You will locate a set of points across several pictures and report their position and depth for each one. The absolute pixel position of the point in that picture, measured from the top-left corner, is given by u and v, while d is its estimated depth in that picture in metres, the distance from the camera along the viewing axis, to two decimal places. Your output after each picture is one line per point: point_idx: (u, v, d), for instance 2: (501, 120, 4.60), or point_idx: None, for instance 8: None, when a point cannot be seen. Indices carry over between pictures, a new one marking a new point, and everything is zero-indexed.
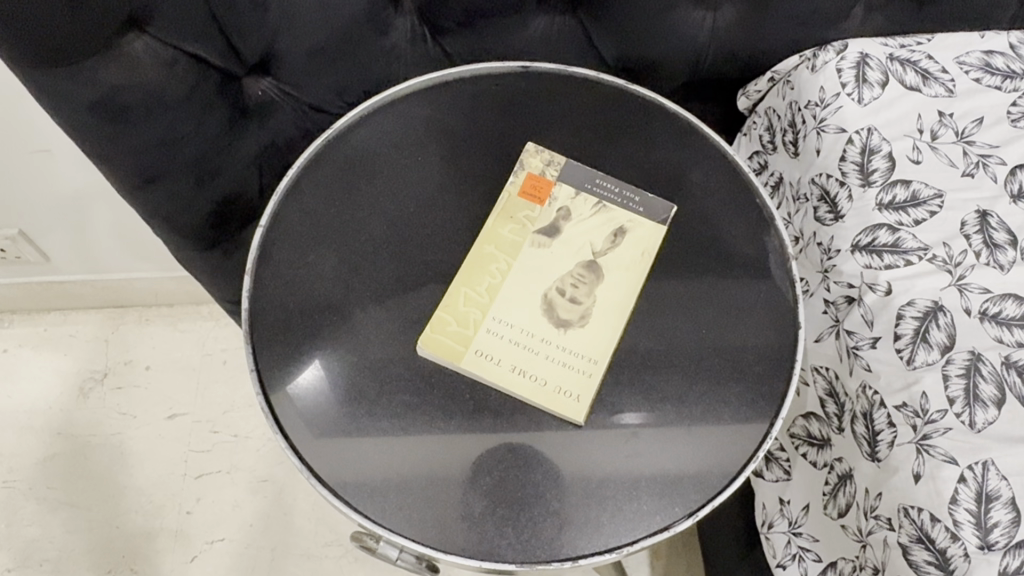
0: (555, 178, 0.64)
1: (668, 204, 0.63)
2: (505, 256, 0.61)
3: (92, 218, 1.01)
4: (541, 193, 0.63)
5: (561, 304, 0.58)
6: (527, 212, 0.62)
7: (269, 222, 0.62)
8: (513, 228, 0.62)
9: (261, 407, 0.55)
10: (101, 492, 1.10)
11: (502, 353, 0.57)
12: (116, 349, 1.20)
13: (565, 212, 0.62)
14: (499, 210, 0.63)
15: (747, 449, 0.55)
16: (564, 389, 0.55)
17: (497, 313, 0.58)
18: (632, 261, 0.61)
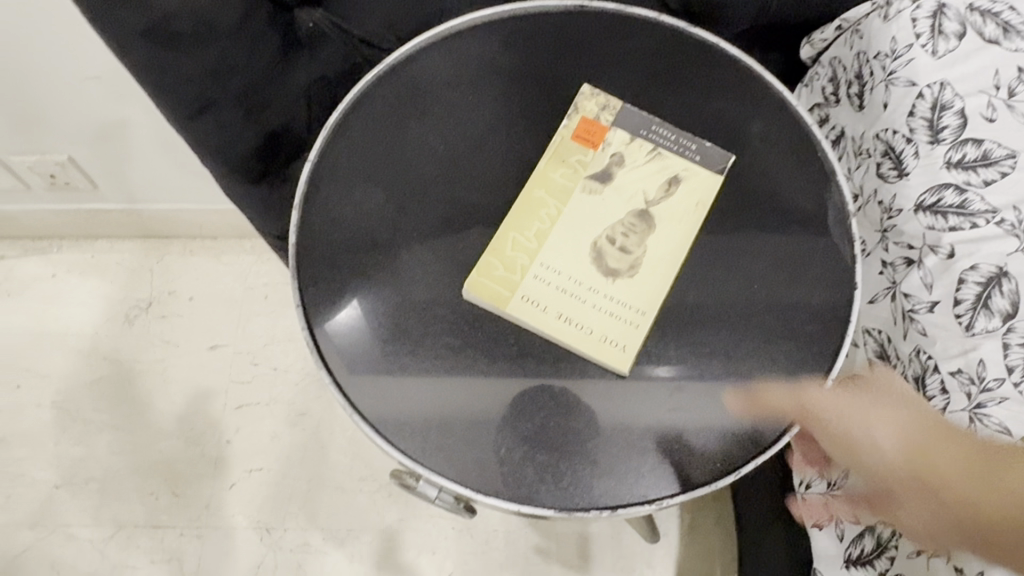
0: (609, 122, 0.62)
1: (726, 154, 0.61)
2: (555, 201, 0.59)
3: (138, 146, 1.02)
4: (595, 137, 0.62)
5: (611, 254, 0.57)
6: (579, 156, 0.61)
7: (317, 157, 0.61)
8: (564, 173, 0.60)
9: (306, 342, 0.55)
10: (145, 417, 1.13)
11: (549, 301, 0.56)
12: (160, 278, 1.22)
13: (619, 158, 0.61)
14: (550, 153, 0.61)
15: (793, 408, 0.54)
16: (610, 338, 0.55)
17: (545, 260, 0.57)
18: (685, 211, 0.59)
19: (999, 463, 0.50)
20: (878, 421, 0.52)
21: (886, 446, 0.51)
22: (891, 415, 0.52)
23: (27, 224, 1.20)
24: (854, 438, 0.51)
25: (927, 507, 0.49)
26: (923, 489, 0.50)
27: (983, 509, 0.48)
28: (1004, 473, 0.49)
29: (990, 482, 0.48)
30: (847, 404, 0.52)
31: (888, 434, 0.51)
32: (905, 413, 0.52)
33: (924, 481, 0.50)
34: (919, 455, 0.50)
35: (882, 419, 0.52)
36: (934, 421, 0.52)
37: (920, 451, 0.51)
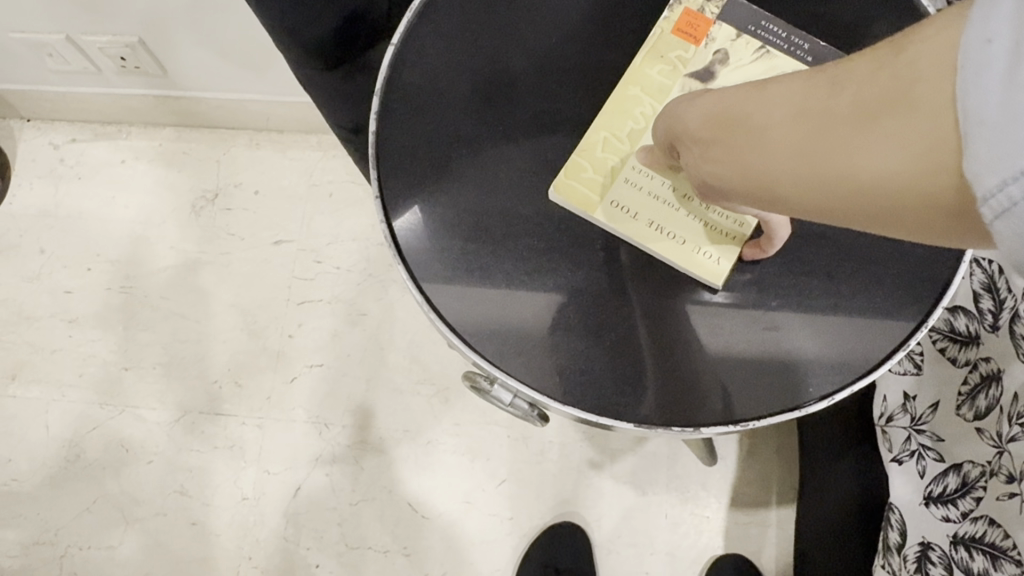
0: (714, 16, 0.57)
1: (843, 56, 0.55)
2: (651, 99, 0.55)
3: (207, 31, 0.99)
4: (696, 32, 0.56)
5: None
6: (679, 53, 0.56)
7: (401, 40, 0.58)
8: (662, 69, 0.55)
9: (384, 236, 0.53)
10: (210, 307, 1.14)
11: (640, 206, 0.52)
12: (226, 170, 1.21)
13: (722, 55, 0.55)
14: (647, 49, 0.56)
15: (895, 337, 0.50)
16: (703, 247, 0.51)
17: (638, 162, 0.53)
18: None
19: (801, 139, 0.30)
20: (682, 98, 0.43)
21: (674, 134, 0.42)
22: (694, 101, 0.41)
23: (97, 107, 1.20)
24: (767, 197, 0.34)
25: (706, 191, 0.40)
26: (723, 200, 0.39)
27: (742, 183, 0.35)
28: (724, 145, 0.36)
29: (734, 148, 0.35)
30: (663, 119, 0.44)
31: (670, 113, 0.43)
32: (690, 110, 0.41)
33: (699, 171, 0.39)
34: (687, 125, 0.40)
35: (680, 101, 0.43)
36: (726, 91, 0.37)
37: (686, 138, 0.40)
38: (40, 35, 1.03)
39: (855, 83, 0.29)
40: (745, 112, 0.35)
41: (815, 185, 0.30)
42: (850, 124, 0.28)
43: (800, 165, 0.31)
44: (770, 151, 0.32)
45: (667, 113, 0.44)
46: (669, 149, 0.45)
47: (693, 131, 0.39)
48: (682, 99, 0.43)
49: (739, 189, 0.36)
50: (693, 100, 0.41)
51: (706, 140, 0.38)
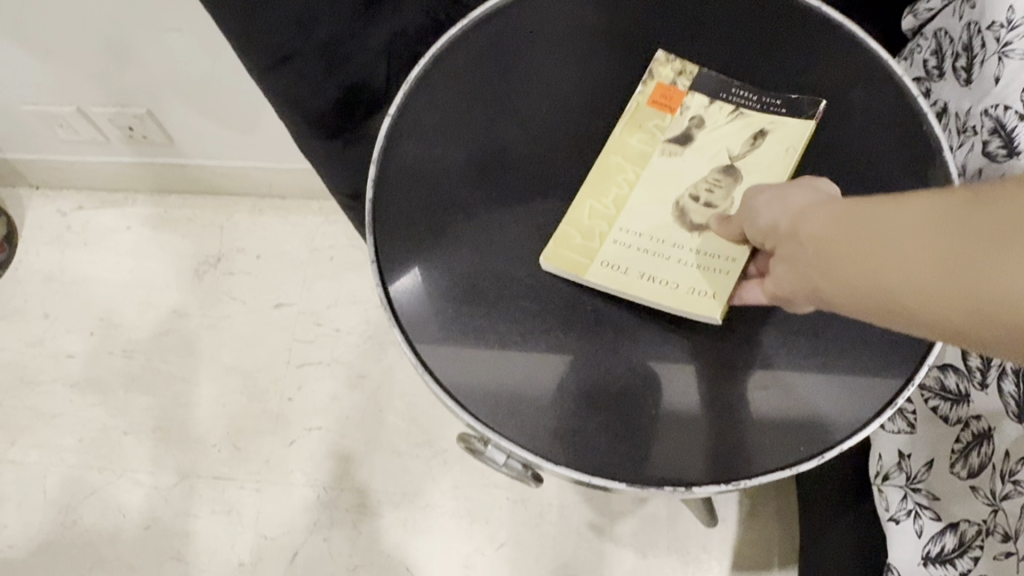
0: (687, 87, 0.60)
1: (815, 101, 0.58)
2: (632, 166, 0.57)
3: (213, 101, 1.02)
4: (672, 101, 0.59)
5: (694, 209, 0.55)
6: (657, 121, 0.59)
7: (398, 112, 0.60)
8: (642, 138, 0.58)
9: (380, 299, 0.54)
10: (210, 370, 1.15)
11: (630, 262, 0.54)
12: (229, 235, 1.23)
13: (699, 120, 0.58)
14: (626, 120, 0.59)
15: (883, 395, 0.51)
16: (699, 288, 0.53)
17: (624, 224, 0.55)
18: (776, 157, 0.56)
19: (928, 252, 0.33)
20: (792, 195, 0.44)
21: (779, 228, 0.43)
22: (813, 202, 0.42)
23: (104, 175, 1.23)
24: (859, 303, 0.37)
25: (806, 294, 0.41)
26: (823, 306, 0.40)
27: (864, 288, 0.36)
28: (845, 249, 0.37)
29: (867, 251, 0.36)
30: (764, 205, 0.45)
31: (777, 204, 0.44)
32: (804, 210, 0.42)
33: (805, 269, 0.40)
34: (799, 219, 0.41)
35: (790, 197, 0.44)
36: (850, 198, 0.39)
37: (792, 233, 0.41)
38: (52, 107, 1.06)
39: (1023, 212, 0.31)
40: (853, 223, 0.37)
41: (933, 297, 0.33)
42: (990, 245, 0.31)
43: (924, 277, 0.33)
44: (884, 261, 0.35)
45: (771, 204, 0.45)
46: (758, 237, 0.46)
47: (806, 229, 0.40)
48: (797, 196, 0.44)
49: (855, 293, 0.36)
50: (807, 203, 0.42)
51: (822, 239, 0.38)
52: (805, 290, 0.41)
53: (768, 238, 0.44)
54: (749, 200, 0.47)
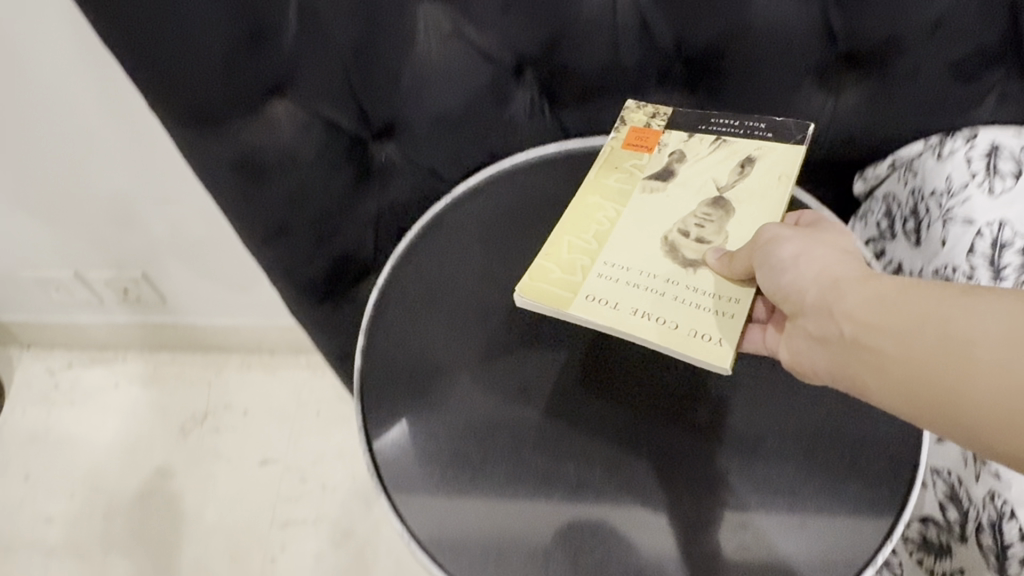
0: (661, 127, 0.66)
1: (802, 124, 0.62)
2: (610, 203, 0.63)
3: (208, 263, 1.06)
4: (649, 141, 0.66)
5: (685, 244, 0.59)
6: (633, 161, 0.65)
7: (385, 284, 0.64)
8: (619, 178, 0.64)
9: (366, 463, 0.56)
10: (192, 530, 1.12)
11: (618, 298, 0.56)
12: (217, 391, 1.24)
13: (678, 155, 0.64)
14: (602, 161, 0.65)
15: (864, 551, 0.52)
16: (697, 332, 0.53)
17: (608, 259, 0.59)
18: (766, 183, 0.60)
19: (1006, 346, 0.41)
20: (817, 260, 0.52)
21: (808, 297, 0.51)
22: (851, 276, 0.50)
23: (96, 335, 1.25)
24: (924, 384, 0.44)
25: (829, 360, 0.50)
26: (841, 374, 0.49)
27: (896, 375, 0.45)
28: (920, 338, 0.44)
29: (908, 341, 0.45)
30: (794, 264, 0.52)
31: (811, 268, 0.51)
32: (840, 281, 0.50)
33: (839, 342, 0.49)
34: (836, 289, 0.49)
35: (823, 265, 0.51)
36: (903, 289, 0.47)
37: (830, 308, 0.49)
38: (51, 272, 1.10)
39: None
40: (918, 312, 0.45)
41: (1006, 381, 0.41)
42: None
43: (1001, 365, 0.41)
44: (964, 350, 0.42)
45: (803, 263, 0.52)
46: (778, 295, 0.53)
47: (849, 307, 0.48)
48: (824, 261, 0.51)
49: (888, 376, 0.46)
50: (839, 271, 0.50)
51: (868, 323, 0.47)
52: (829, 357, 0.50)
53: (797, 300, 0.51)
54: (774, 251, 0.53)
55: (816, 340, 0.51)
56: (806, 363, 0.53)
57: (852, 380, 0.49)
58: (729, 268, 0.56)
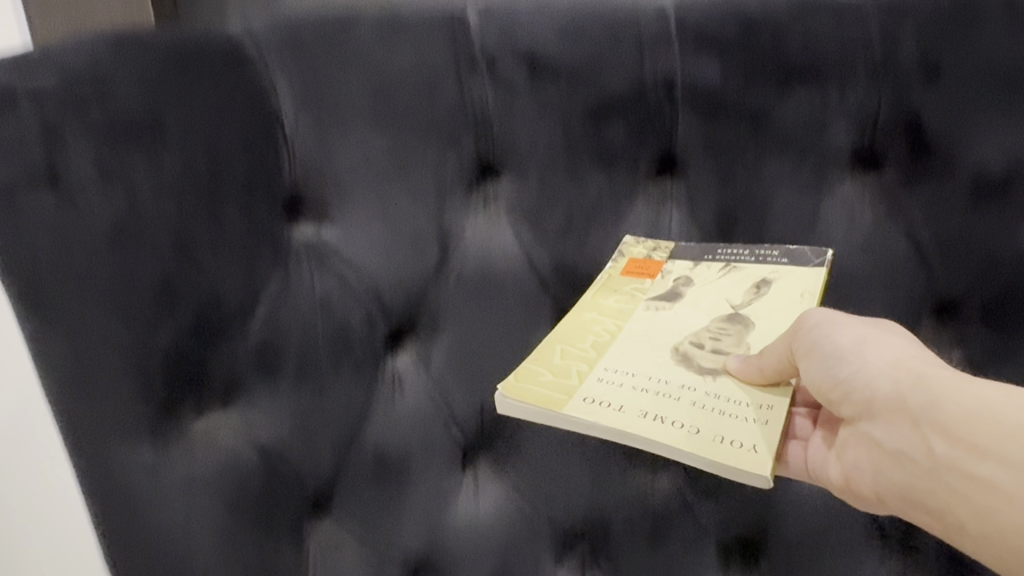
0: (664, 258, 0.61)
1: (819, 249, 0.57)
2: (608, 319, 0.58)
3: None
4: (650, 270, 0.60)
5: (698, 354, 0.55)
6: (635, 284, 0.60)
7: None
8: (618, 299, 0.60)
9: None
10: None
11: (622, 401, 0.51)
12: None
13: (685, 281, 0.60)
14: (600, 284, 0.60)
15: None
16: (725, 439, 0.48)
17: (607, 364, 0.55)
18: (788, 304, 0.55)
19: None
20: (882, 344, 0.45)
21: (878, 396, 0.44)
22: (942, 374, 0.42)
23: None
24: None
25: (898, 474, 0.44)
26: (908, 496, 0.44)
27: (1001, 509, 0.38)
28: None
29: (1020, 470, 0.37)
30: (857, 352, 0.45)
31: (880, 355, 0.45)
32: (924, 377, 0.43)
33: (918, 456, 0.42)
34: (918, 390, 0.42)
35: (906, 362, 0.44)
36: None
37: (912, 413, 0.42)
38: None
39: None
40: None
41: None
42: None
43: None
44: None
45: (868, 351, 0.45)
46: (837, 390, 0.46)
47: (944, 416, 0.41)
48: (892, 348, 0.45)
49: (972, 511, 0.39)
50: (914, 364, 0.44)
51: (960, 437, 0.40)
52: (894, 469, 0.44)
53: (867, 395, 0.45)
54: (830, 337, 0.47)
55: (878, 453, 0.45)
56: (862, 483, 0.47)
57: (928, 508, 0.42)
58: (759, 370, 0.51)
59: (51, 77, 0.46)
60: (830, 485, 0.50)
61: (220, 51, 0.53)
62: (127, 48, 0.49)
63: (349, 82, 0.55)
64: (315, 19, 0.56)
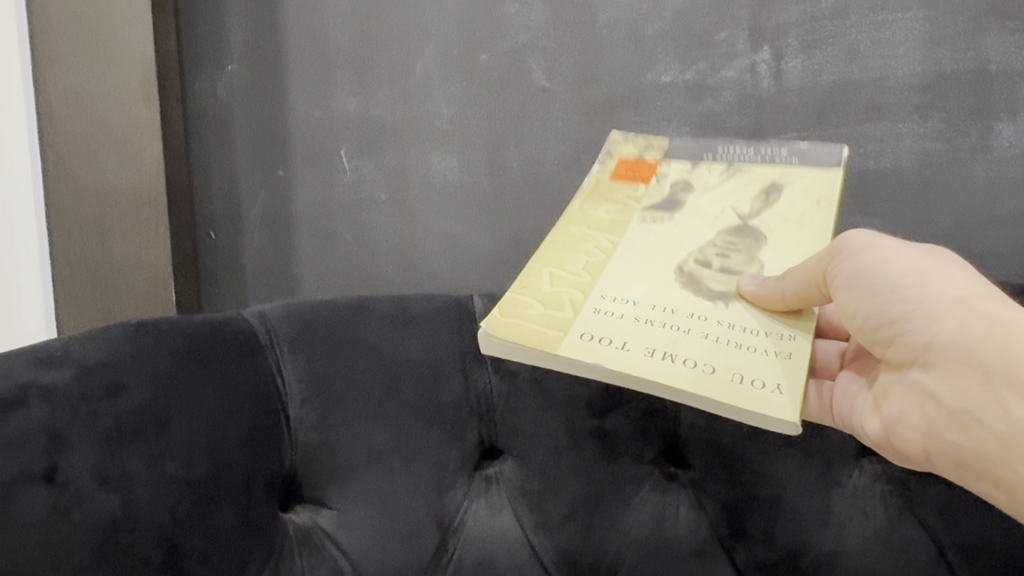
0: (655, 158, 0.62)
1: (834, 146, 0.57)
2: (601, 233, 0.58)
3: None
4: (643, 173, 0.61)
5: (705, 275, 0.54)
6: (627, 193, 0.60)
7: None
8: (609, 210, 0.59)
9: None
10: None
11: (624, 338, 0.50)
12: None
13: (683, 186, 0.59)
14: (591, 194, 0.61)
15: None
16: (735, 375, 0.48)
17: (605, 292, 0.54)
18: (798, 212, 0.56)
19: None
20: (937, 277, 0.45)
21: (940, 335, 0.44)
22: (1018, 319, 0.42)
23: None
24: None
25: (958, 433, 0.44)
26: (966, 461, 0.44)
27: None
28: None
29: None
30: (914, 287, 0.45)
31: (939, 290, 0.45)
32: (996, 320, 0.42)
33: (989, 419, 0.42)
34: (989, 339, 0.42)
35: (970, 301, 0.44)
36: None
37: (984, 366, 0.42)
38: None
39: None
40: None
41: None
42: None
43: None
44: None
45: (925, 284, 0.45)
46: (890, 329, 0.46)
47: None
48: (953, 285, 0.45)
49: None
50: (980, 304, 0.44)
51: None
52: (949, 424, 0.45)
53: (924, 334, 0.45)
54: (883, 267, 0.46)
55: (932, 406, 0.46)
56: (906, 436, 0.48)
57: (991, 477, 0.43)
58: (780, 294, 0.51)
59: (66, 369, 0.45)
60: (862, 432, 0.51)
61: (236, 339, 0.54)
62: (142, 339, 0.49)
63: (357, 375, 0.56)
64: (328, 312, 0.58)
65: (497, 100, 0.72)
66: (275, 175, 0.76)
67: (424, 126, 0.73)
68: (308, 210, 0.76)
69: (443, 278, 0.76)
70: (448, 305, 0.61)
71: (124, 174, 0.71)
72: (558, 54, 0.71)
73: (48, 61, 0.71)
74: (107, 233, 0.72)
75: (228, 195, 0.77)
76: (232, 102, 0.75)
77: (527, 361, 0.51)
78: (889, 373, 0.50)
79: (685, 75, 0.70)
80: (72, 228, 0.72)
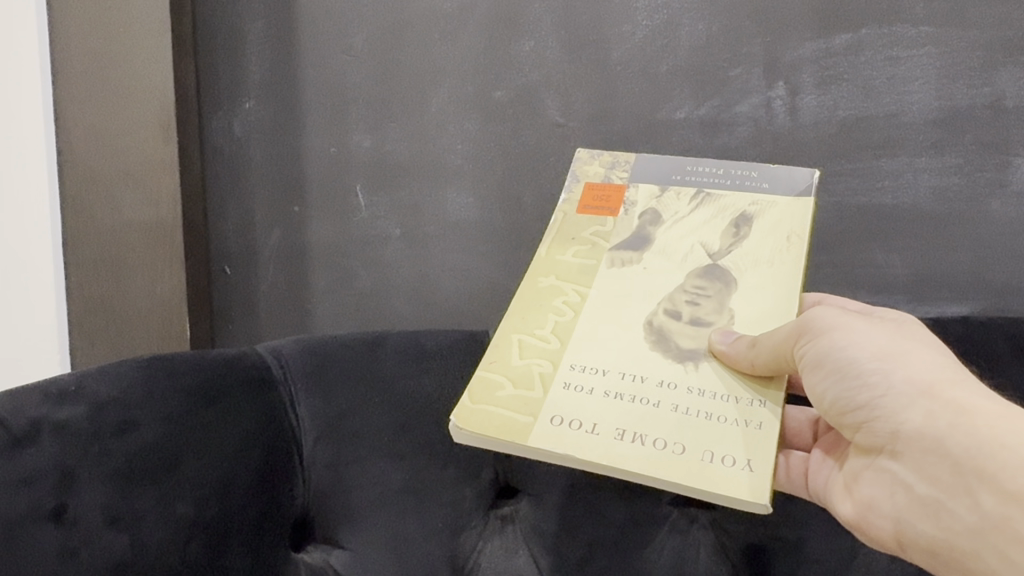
0: (624, 182, 0.59)
1: (806, 174, 0.56)
2: (569, 285, 0.56)
3: None
4: (611, 202, 0.59)
5: (675, 329, 0.53)
6: (594, 227, 0.58)
7: None
8: (577, 253, 0.58)
9: None
10: None
11: (594, 418, 0.49)
12: None
13: (652, 215, 0.57)
14: (557, 232, 0.59)
15: None
16: (704, 452, 0.47)
17: (573, 361, 0.52)
18: (771, 249, 0.54)
19: None
20: (902, 360, 0.46)
21: (907, 425, 0.44)
22: (984, 408, 0.42)
23: None
24: None
25: (931, 523, 0.44)
26: (940, 552, 0.44)
27: None
28: None
29: None
30: (880, 373, 0.46)
31: (905, 377, 0.45)
32: (962, 410, 0.43)
33: (960, 511, 0.43)
34: (956, 430, 0.43)
35: (936, 388, 0.44)
36: None
37: (953, 456, 0.43)
38: None
39: None
40: None
41: None
42: None
43: None
44: None
45: (890, 369, 0.45)
46: (858, 414, 0.47)
47: (991, 467, 0.41)
48: (919, 370, 0.45)
49: (1005, 564, 0.40)
50: (947, 390, 0.44)
51: (1010, 489, 0.40)
52: (920, 512, 0.45)
53: (892, 421, 0.45)
54: (849, 349, 0.47)
55: (902, 494, 0.46)
56: (879, 522, 0.48)
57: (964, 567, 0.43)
58: (750, 362, 0.49)
59: (78, 406, 0.45)
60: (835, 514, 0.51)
61: (250, 374, 0.53)
62: (156, 375, 0.49)
63: (367, 414, 0.56)
64: (338, 351, 0.58)
65: (512, 137, 0.72)
66: (291, 211, 0.76)
67: (438, 163, 0.74)
68: (323, 247, 0.76)
69: (454, 314, 0.76)
70: (462, 344, 0.61)
71: (139, 211, 0.71)
72: (572, 91, 0.71)
73: (68, 103, 0.72)
74: (122, 269, 0.72)
75: (244, 231, 0.77)
76: (249, 141, 0.76)
77: (497, 449, 0.50)
78: (860, 454, 0.50)
79: (699, 111, 0.70)
80: (88, 264, 0.73)
